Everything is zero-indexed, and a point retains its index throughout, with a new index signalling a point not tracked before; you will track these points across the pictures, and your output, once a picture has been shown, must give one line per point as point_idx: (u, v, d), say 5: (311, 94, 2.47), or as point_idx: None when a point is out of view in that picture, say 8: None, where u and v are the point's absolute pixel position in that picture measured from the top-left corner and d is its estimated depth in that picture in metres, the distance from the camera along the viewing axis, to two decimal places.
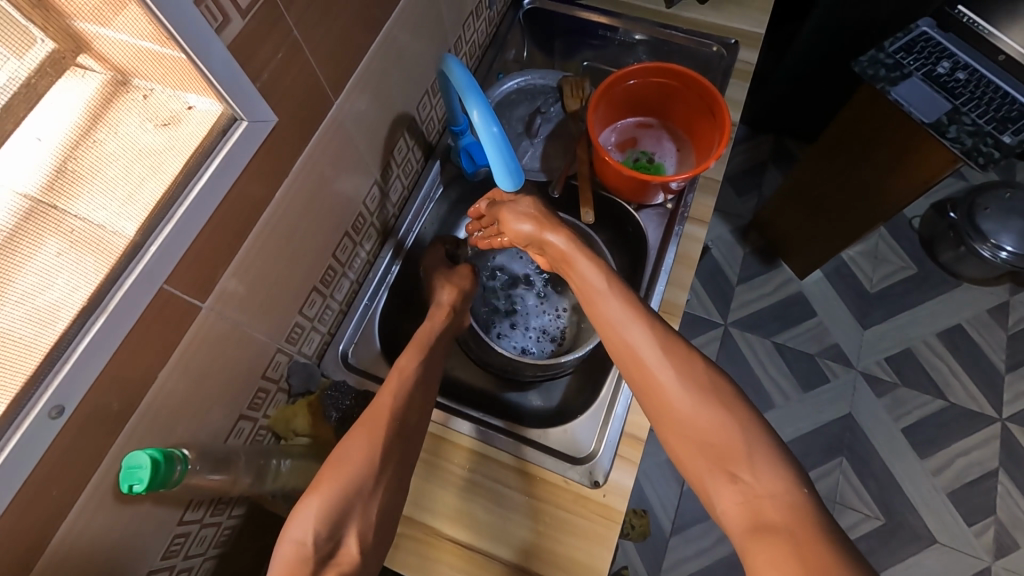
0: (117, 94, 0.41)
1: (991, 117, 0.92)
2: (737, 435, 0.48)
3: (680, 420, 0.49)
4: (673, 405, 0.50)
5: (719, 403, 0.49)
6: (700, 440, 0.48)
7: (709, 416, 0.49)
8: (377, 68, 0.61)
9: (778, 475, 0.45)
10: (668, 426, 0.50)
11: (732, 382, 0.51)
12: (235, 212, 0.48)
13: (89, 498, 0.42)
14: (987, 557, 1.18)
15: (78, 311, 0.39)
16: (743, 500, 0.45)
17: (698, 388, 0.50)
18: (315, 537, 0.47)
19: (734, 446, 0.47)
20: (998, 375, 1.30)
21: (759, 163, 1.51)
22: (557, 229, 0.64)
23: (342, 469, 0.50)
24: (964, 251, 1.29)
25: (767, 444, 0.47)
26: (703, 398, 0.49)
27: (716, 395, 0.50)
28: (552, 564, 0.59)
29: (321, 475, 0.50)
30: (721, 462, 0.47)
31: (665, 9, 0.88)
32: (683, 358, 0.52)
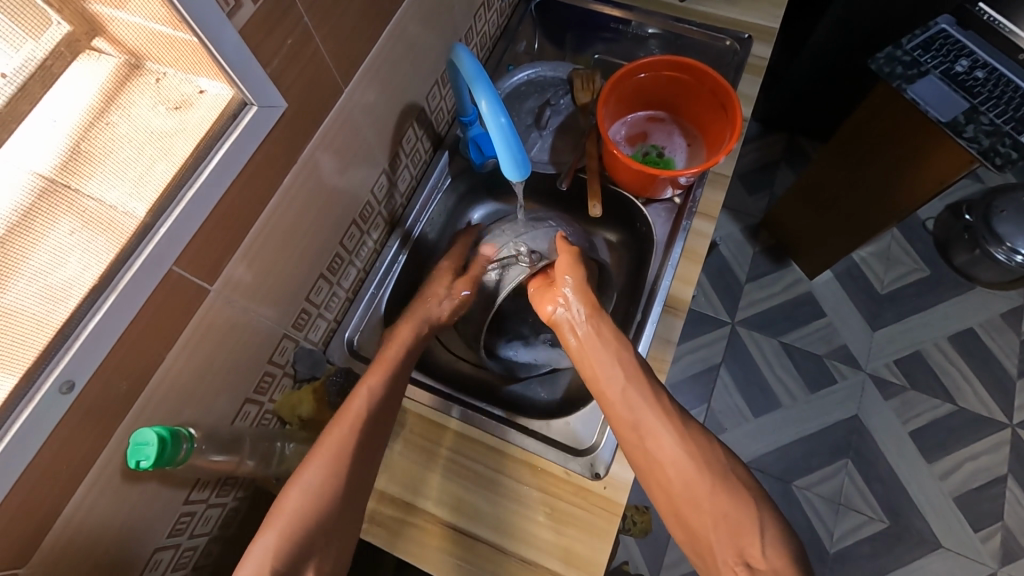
0: (131, 76, 0.42)
1: (1010, 117, 0.90)
2: (747, 509, 0.54)
3: (699, 498, 0.54)
4: (694, 486, 0.55)
5: (735, 488, 0.55)
6: (715, 515, 0.54)
7: (721, 492, 0.54)
8: (387, 58, 0.61)
9: (781, 547, 0.52)
10: (681, 503, 0.55)
11: (743, 468, 0.58)
12: (243, 196, 0.48)
13: (97, 475, 0.43)
14: (994, 563, 1.16)
15: (89, 290, 0.39)
16: (744, 568, 0.52)
17: (710, 468, 0.56)
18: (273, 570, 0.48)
19: (742, 518, 0.53)
20: (1010, 381, 1.28)
21: (771, 160, 1.49)
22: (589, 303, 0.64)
23: (307, 496, 0.51)
24: (979, 254, 1.27)
25: (775, 525, 0.54)
26: (722, 482, 0.55)
27: (725, 473, 0.55)
28: (537, 548, 0.60)
29: (284, 497, 0.51)
30: (733, 537, 0.53)
31: (678, 3, 0.88)
32: (701, 445, 0.57)
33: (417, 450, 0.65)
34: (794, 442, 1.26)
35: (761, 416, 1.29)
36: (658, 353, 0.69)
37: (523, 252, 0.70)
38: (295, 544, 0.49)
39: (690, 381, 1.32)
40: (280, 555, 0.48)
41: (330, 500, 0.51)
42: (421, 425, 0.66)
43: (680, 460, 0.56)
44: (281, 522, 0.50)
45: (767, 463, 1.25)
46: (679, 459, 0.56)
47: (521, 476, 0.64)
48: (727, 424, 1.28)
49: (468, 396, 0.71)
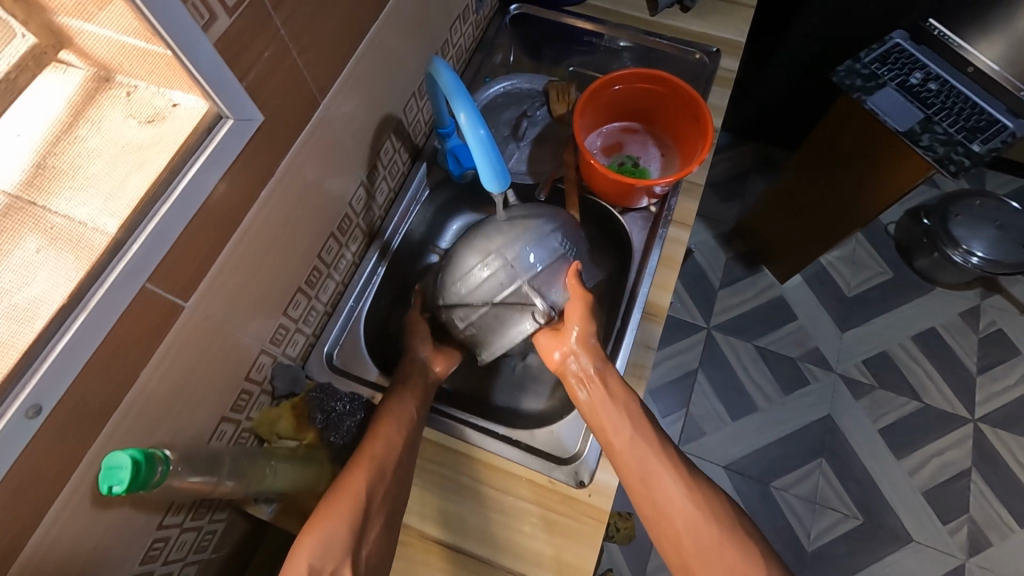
0: (99, 90, 0.41)
1: (961, 126, 0.95)
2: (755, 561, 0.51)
3: (711, 554, 0.52)
4: (705, 544, 0.52)
5: (745, 545, 0.52)
6: (723, 569, 0.51)
7: (730, 545, 0.52)
8: (364, 70, 0.61)
9: None
10: (689, 554, 0.53)
11: (750, 523, 0.56)
12: (220, 209, 0.47)
13: (67, 501, 0.41)
14: (962, 555, 1.21)
15: (58, 309, 0.37)
16: None
17: (719, 519, 0.54)
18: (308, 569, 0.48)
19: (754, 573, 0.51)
20: (971, 378, 1.34)
21: (743, 169, 1.54)
22: (594, 352, 0.62)
23: (336, 498, 0.52)
24: (938, 257, 1.33)
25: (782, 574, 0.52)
26: (732, 538, 0.53)
27: (733, 526, 0.54)
28: (521, 558, 0.60)
29: (329, 501, 0.52)
30: None
31: (649, 18, 0.91)
32: (709, 499, 0.55)
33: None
34: (771, 443, 1.29)
35: (739, 419, 1.31)
36: (638, 359, 0.70)
37: (540, 307, 0.64)
38: (329, 547, 0.49)
39: (669, 386, 1.34)
40: (314, 552, 0.49)
41: (358, 505, 0.52)
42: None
43: (687, 512, 0.54)
44: (316, 528, 0.50)
45: (746, 465, 1.27)
46: (685, 510, 0.54)
47: (505, 488, 0.63)
48: (706, 429, 1.30)
49: (455, 407, 0.70)
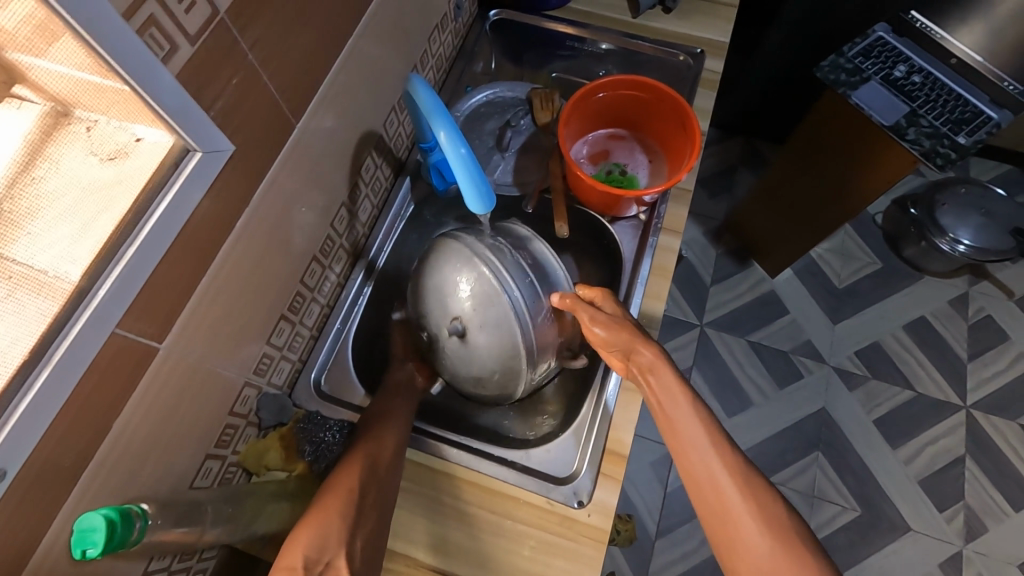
0: (57, 126, 0.38)
1: (946, 119, 0.94)
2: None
3: (760, 563, 0.49)
4: (755, 551, 0.50)
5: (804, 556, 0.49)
6: None
7: (789, 562, 0.49)
8: (341, 87, 0.59)
9: None
10: (742, 563, 0.50)
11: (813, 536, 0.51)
12: (192, 246, 0.45)
13: (40, 563, 0.39)
14: (960, 542, 1.21)
15: (19, 366, 0.35)
16: None
17: (780, 532, 0.50)
18: (304, 561, 0.47)
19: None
20: (962, 364, 1.35)
21: (730, 164, 1.53)
22: (649, 344, 0.61)
23: (331, 491, 0.53)
24: (926, 245, 1.33)
25: None
26: (788, 548, 0.49)
27: (797, 544, 0.50)
28: None
29: (321, 498, 0.52)
30: None
31: (632, 20, 0.89)
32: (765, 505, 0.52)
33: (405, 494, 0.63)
34: (767, 439, 1.29)
35: (735, 415, 1.31)
36: None
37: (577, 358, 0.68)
38: (322, 536, 0.49)
39: None
40: (309, 545, 0.48)
41: (350, 494, 0.53)
42: (410, 468, 0.64)
43: (749, 521, 0.51)
44: (310, 519, 0.50)
45: None
46: (745, 517, 0.51)
47: (507, 514, 0.62)
48: None
49: (445, 429, 0.69)
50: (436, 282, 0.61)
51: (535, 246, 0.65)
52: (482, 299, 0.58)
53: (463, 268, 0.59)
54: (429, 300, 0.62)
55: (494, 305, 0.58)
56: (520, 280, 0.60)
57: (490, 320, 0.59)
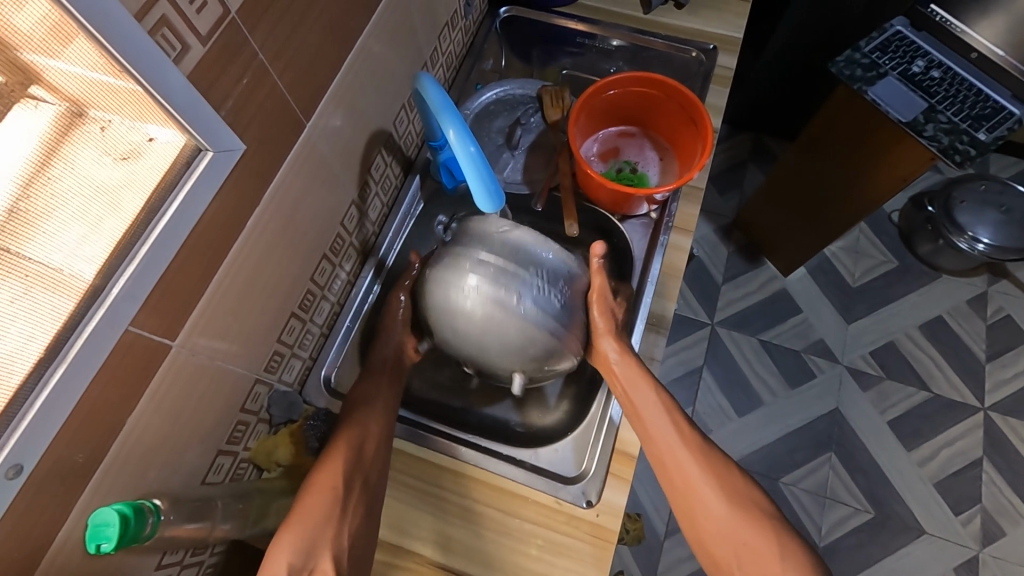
0: (72, 127, 0.37)
1: (965, 114, 0.93)
2: (771, 535, 0.55)
3: (723, 529, 0.56)
4: (717, 519, 0.56)
5: (756, 515, 0.56)
6: (740, 543, 0.55)
7: (745, 523, 0.56)
8: (350, 85, 0.59)
9: (797, 554, 0.54)
10: (705, 528, 0.57)
11: (760, 491, 0.59)
12: (203, 244, 0.45)
13: (54, 556, 0.40)
14: (975, 545, 1.19)
15: (36, 363, 0.36)
16: None
17: (737, 500, 0.57)
18: (289, 568, 0.48)
19: (770, 551, 0.54)
20: (979, 365, 1.32)
21: (741, 161, 1.51)
22: (613, 338, 0.64)
23: (313, 489, 0.53)
24: (942, 244, 1.31)
25: (790, 538, 0.56)
26: (742, 510, 0.57)
27: (752, 507, 0.57)
28: None
29: (303, 495, 0.53)
30: (756, 563, 0.54)
31: (643, 15, 0.88)
32: (719, 472, 0.59)
33: (395, 486, 0.64)
34: (778, 439, 1.27)
35: (745, 415, 1.30)
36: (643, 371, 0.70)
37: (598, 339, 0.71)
38: (307, 542, 0.50)
39: (674, 385, 1.32)
40: (294, 553, 0.49)
41: (335, 491, 0.53)
42: (404, 460, 0.65)
43: (710, 494, 0.57)
44: (293, 524, 0.51)
45: (753, 462, 1.26)
46: (707, 490, 0.58)
47: (516, 512, 0.62)
48: (713, 426, 1.29)
49: (445, 424, 0.69)
50: (483, 312, 0.57)
51: (534, 243, 0.59)
52: (544, 363, 0.60)
53: (524, 343, 0.58)
54: (467, 347, 0.60)
55: (554, 359, 0.61)
56: (568, 331, 0.61)
57: (549, 367, 0.62)
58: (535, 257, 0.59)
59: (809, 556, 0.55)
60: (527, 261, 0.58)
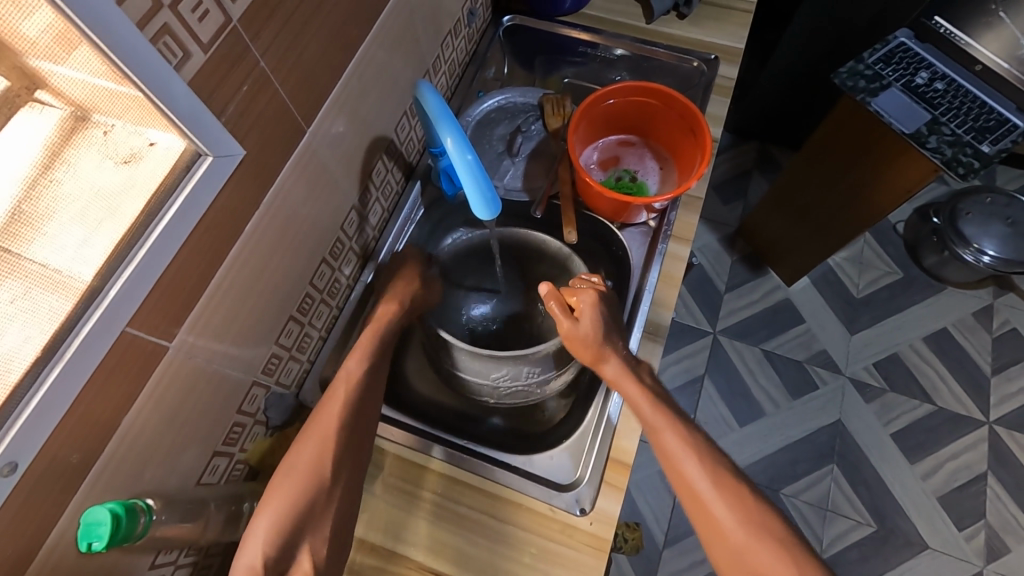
0: (76, 130, 0.38)
1: (969, 127, 0.93)
2: (788, 558, 0.52)
3: (740, 555, 0.53)
4: (733, 543, 0.54)
5: (775, 538, 0.53)
6: (759, 568, 0.52)
7: (764, 547, 0.53)
8: (352, 92, 0.60)
9: None
10: (722, 551, 0.54)
11: (778, 511, 0.56)
12: (201, 249, 0.46)
13: (49, 554, 0.40)
14: (979, 561, 1.18)
15: (32, 362, 0.37)
16: None
17: (748, 516, 0.54)
18: (266, 560, 0.49)
19: (784, 569, 0.52)
20: (984, 378, 1.31)
21: (745, 170, 1.51)
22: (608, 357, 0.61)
23: (295, 477, 0.52)
24: (947, 255, 1.30)
25: (811, 561, 0.53)
26: (760, 534, 0.53)
27: (764, 523, 0.54)
28: None
29: (277, 482, 0.52)
30: None
31: (646, 25, 0.89)
32: (734, 492, 0.56)
33: (390, 489, 0.64)
34: (779, 449, 1.26)
35: (747, 424, 1.29)
36: None
37: None
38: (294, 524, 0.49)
39: (676, 393, 1.32)
40: (269, 544, 0.49)
41: (318, 480, 0.52)
42: (395, 463, 0.65)
43: (721, 510, 0.55)
44: (269, 506, 0.51)
45: (755, 473, 1.25)
46: (718, 507, 0.55)
47: (510, 517, 0.62)
48: (715, 436, 1.28)
49: (436, 426, 0.69)
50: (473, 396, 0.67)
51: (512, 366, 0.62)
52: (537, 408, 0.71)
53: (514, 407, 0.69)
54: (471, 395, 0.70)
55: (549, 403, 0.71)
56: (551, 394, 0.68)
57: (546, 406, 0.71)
58: (518, 368, 0.62)
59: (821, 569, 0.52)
60: (513, 373, 0.63)
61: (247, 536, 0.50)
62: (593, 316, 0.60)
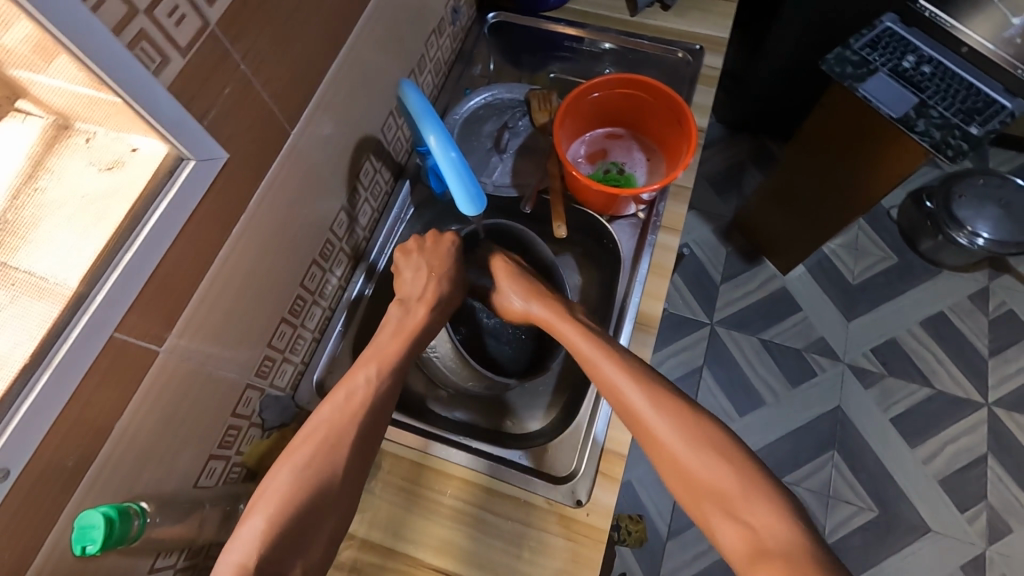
0: (59, 138, 0.40)
1: (957, 109, 0.93)
2: (731, 471, 0.51)
3: (685, 471, 0.52)
4: (676, 461, 0.53)
5: (718, 453, 0.52)
6: (703, 483, 0.51)
7: (707, 463, 0.51)
8: (337, 92, 0.60)
9: (771, 502, 0.49)
10: (667, 470, 0.53)
11: (726, 429, 0.54)
12: (187, 253, 0.46)
13: (46, 560, 0.41)
14: (982, 543, 1.18)
15: (21, 369, 0.37)
16: (742, 530, 0.48)
17: (697, 437, 0.53)
18: (258, 561, 0.46)
19: (732, 487, 0.50)
20: (982, 361, 1.31)
21: (738, 161, 1.51)
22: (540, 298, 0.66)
23: (295, 477, 0.50)
24: (942, 239, 1.30)
25: (759, 475, 0.51)
26: (703, 450, 0.52)
27: (712, 441, 0.53)
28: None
29: (274, 480, 0.51)
30: (725, 505, 0.50)
31: (630, 18, 0.89)
32: (675, 411, 0.55)
33: (389, 488, 0.64)
34: (780, 438, 1.27)
35: (747, 414, 1.29)
36: None
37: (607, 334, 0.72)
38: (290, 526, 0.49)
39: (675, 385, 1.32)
40: (263, 546, 0.47)
41: (326, 484, 0.51)
42: (392, 462, 0.65)
43: (668, 433, 0.53)
44: (264, 503, 0.49)
45: None
46: (665, 430, 0.54)
47: (508, 511, 0.62)
48: None
49: (431, 424, 0.69)
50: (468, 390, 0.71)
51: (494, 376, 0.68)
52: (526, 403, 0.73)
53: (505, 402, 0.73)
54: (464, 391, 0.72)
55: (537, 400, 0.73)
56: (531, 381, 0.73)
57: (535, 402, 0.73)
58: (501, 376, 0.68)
59: (776, 487, 0.50)
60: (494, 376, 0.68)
61: (238, 535, 0.48)
62: (512, 282, 0.68)
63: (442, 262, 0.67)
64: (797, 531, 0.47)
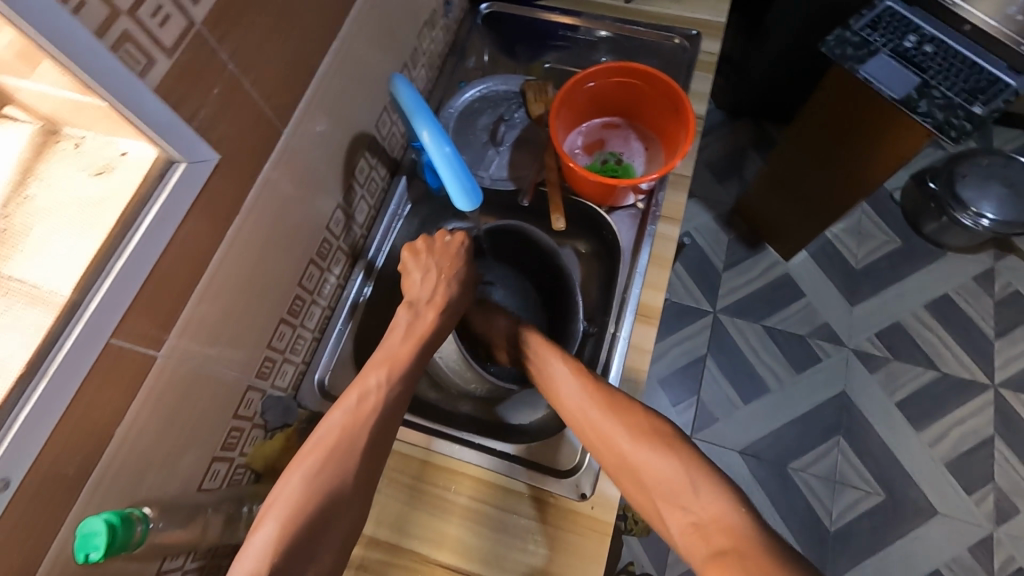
0: (48, 144, 0.41)
1: (960, 89, 0.91)
2: (678, 465, 0.51)
3: (634, 469, 0.52)
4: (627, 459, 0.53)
5: (665, 449, 0.52)
6: (652, 479, 0.51)
7: (655, 458, 0.52)
8: (329, 89, 0.59)
9: (718, 493, 0.49)
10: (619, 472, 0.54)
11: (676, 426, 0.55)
12: (182, 258, 0.46)
13: (51, 567, 0.41)
14: (989, 524, 1.18)
15: (17, 378, 0.37)
16: (691, 527, 0.48)
17: (641, 431, 0.54)
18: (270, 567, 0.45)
19: (677, 480, 0.50)
20: (988, 342, 1.30)
21: (738, 146, 1.50)
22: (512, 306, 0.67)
23: (302, 489, 0.49)
24: (946, 221, 1.29)
25: (706, 468, 0.51)
26: (651, 447, 0.53)
27: (661, 438, 0.53)
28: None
29: (280, 488, 0.50)
30: (673, 498, 0.50)
31: (625, 5, 0.88)
32: (625, 412, 0.56)
33: (392, 484, 0.64)
34: (785, 424, 1.26)
35: (751, 402, 1.29)
36: (635, 363, 0.69)
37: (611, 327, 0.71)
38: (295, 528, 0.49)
39: (678, 374, 1.31)
40: (276, 552, 0.46)
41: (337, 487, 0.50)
42: (396, 459, 0.65)
43: (618, 434, 0.54)
44: (273, 511, 0.48)
45: (761, 449, 1.25)
46: (611, 429, 0.55)
47: (513, 506, 0.63)
48: (720, 414, 1.28)
49: (435, 420, 0.69)
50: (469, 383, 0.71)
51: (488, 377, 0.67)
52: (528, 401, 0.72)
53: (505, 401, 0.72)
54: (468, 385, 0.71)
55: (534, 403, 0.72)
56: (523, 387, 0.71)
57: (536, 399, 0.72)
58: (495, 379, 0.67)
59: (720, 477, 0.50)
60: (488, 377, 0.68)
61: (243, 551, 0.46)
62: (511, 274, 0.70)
63: (452, 263, 0.67)
64: (739, 518, 0.47)
